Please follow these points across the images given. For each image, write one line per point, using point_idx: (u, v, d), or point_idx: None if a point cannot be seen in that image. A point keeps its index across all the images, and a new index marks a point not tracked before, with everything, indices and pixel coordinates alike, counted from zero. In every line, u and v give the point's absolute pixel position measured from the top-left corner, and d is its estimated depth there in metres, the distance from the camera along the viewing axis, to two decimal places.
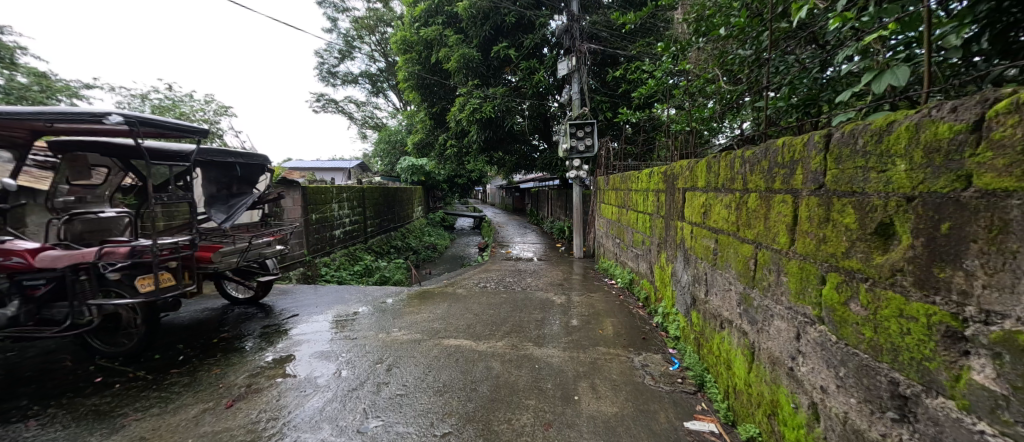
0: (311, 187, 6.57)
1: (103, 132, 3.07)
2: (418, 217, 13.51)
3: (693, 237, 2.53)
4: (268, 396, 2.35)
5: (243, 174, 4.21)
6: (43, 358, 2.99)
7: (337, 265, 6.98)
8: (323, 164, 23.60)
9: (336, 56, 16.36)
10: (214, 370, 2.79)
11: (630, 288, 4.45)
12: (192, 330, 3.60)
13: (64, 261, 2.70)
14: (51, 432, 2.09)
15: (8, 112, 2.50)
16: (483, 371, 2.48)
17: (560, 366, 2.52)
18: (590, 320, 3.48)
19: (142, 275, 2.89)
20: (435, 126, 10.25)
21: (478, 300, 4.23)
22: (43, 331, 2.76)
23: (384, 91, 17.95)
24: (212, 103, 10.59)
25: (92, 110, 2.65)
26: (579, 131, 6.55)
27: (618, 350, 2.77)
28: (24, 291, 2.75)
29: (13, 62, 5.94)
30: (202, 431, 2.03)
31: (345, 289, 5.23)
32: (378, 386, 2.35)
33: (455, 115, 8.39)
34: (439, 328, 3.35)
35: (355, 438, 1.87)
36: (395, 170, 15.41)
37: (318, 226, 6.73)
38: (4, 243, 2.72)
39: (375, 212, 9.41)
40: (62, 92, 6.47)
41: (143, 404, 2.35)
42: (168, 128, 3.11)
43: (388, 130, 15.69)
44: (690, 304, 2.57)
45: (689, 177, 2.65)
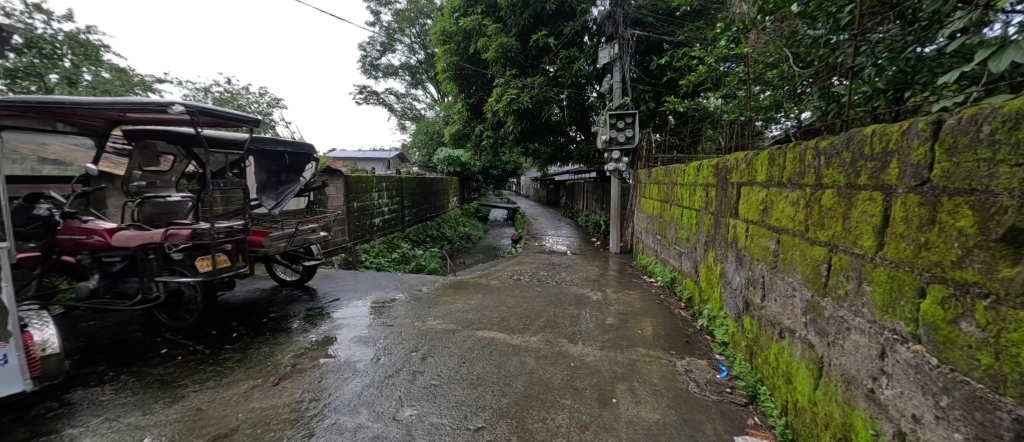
0: (353, 177, 6.79)
1: (168, 121, 3.27)
2: (453, 208, 13.71)
3: (748, 236, 2.34)
4: (311, 377, 2.44)
5: (291, 162, 4.45)
6: (117, 329, 3.28)
7: (376, 252, 7.21)
8: (365, 155, 24.46)
9: (379, 49, 16.82)
10: (262, 348, 2.93)
11: (671, 287, 4.24)
12: (244, 309, 3.83)
13: (135, 241, 2.94)
14: (122, 397, 2.27)
15: (88, 102, 2.69)
16: (517, 366, 2.43)
17: (596, 366, 2.43)
18: (627, 319, 3.34)
19: (202, 256, 3.09)
20: (471, 119, 10.23)
21: (512, 293, 4.20)
22: (118, 304, 3.05)
23: (423, 83, 18.17)
24: (266, 95, 11.30)
25: (157, 100, 2.80)
26: (620, 122, 6.29)
27: (658, 352, 2.62)
28: (103, 267, 3.09)
29: (99, 59, 6.06)
30: (251, 406, 2.13)
31: (383, 276, 5.36)
32: (413, 375, 2.37)
33: (493, 106, 8.34)
34: (473, 319, 3.34)
35: (391, 425, 1.88)
36: (433, 161, 15.72)
37: (358, 214, 6.96)
38: (86, 223, 3.00)
39: (412, 202, 9.63)
40: (136, 87, 7.09)
41: (200, 377, 2.50)
42: (224, 118, 3.26)
43: (426, 122, 15.90)
44: (742, 308, 2.40)
45: (746, 169, 2.43)
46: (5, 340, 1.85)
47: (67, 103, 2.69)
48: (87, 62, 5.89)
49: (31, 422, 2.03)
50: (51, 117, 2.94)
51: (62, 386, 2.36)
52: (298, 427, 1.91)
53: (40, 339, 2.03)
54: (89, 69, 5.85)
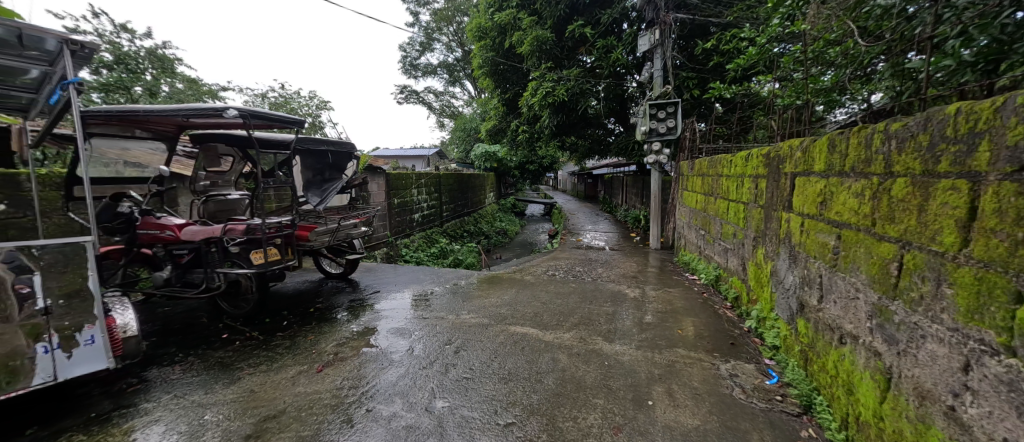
0: (393, 174, 7.01)
1: (226, 125, 3.53)
2: (490, 204, 13.83)
3: (803, 231, 2.14)
4: (352, 365, 2.55)
5: (333, 161, 4.66)
6: (185, 315, 3.60)
7: (415, 247, 7.42)
8: (406, 153, 25.21)
9: (418, 49, 17.22)
10: (308, 336, 3.10)
11: (715, 285, 4.01)
12: (294, 299, 4.07)
13: (200, 235, 3.21)
14: (187, 376, 2.48)
15: (157, 110, 2.95)
16: (549, 363, 2.39)
17: (633, 366, 2.34)
18: (667, 317, 3.20)
19: (256, 250, 3.30)
20: (506, 114, 10.22)
21: (546, 288, 4.16)
22: (186, 292, 3.34)
23: (460, 80, 18.37)
24: (315, 98, 11.96)
25: (215, 106, 3.01)
26: (661, 112, 6.02)
27: (700, 354, 2.48)
28: (174, 258, 3.39)
29: (172, 70, 6.69)
30: (297, 391, 2.26)
31: (421, 270, 5.50)
32: (446, 367, 2.40)
33: (528, 100, 8.26)
34: (506, 314, 3.34)
35: (424, 416, 1.91)
36: (470, 157, 15.93)
37: (398, 210, 7.19)
38: (160, 219, 3.34)
39: (450, 198, 9.82)
40: (202, 95, 7.75)
41: (254, 361, 2.69)
42: (273, 120, 3.46)
43: (463, 118, 16.10)
44: (796, 310, 2.21)
45: (801, 158, 2.22)
46: (92, 322, 1.97)
47: (141, 111, 2.96)
48: (162, 74, 6.53)
49: (115, 395, 2.24)
50: (130, 124, 3.28)
51: (141, 364, 2.60)
52: (338, 412, 2.00)
53: (122, 323, 2.24)
54: (164, 80, 6.48)
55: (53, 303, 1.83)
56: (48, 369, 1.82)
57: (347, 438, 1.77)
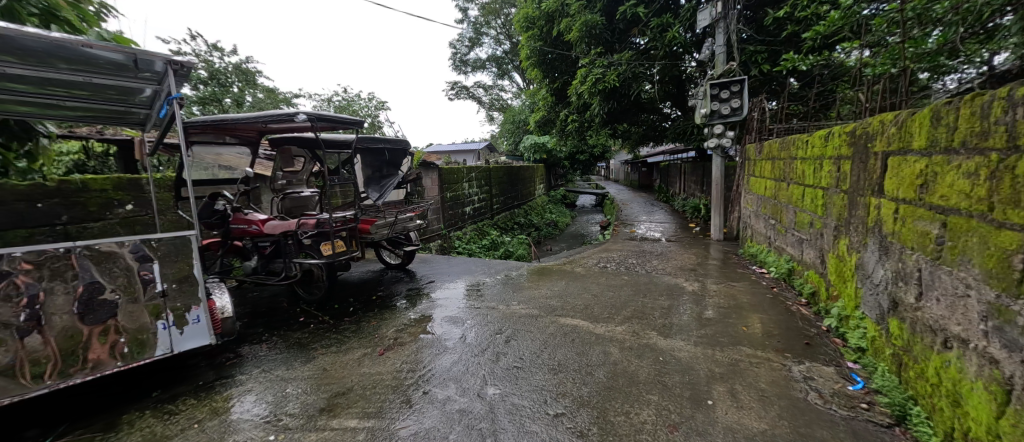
0: (445, 168, 7.22)
1: (297, 128, 3.83)
2: (540, 196, 13.80)
3: (898, 219, 1.87)
4: (410, 350, 2.69)
5: (390, 157, 4.88)
6: (267, 300, 4.02)
7: (467, 239, 7.62)
8: (458, 147, 25.88)
9: (467, 44, 17.48)
10: (371, 322, 3.32)
11: (787, 279, 3.67)
12: (358, 287, 4.38)
13: (279, 229, 3.55)
14: (271, 353, 2.76)
15: (239, 118, 3.26)
16: (600, 356, 2.34)
17: (691, 363, 2.22)
18: (730, 313, 2.99)
19: (325, 242, 3.58)
20: (555, 104, 9.96)
21: (598, 280, 4.07)
22: (269, 279, 3.71)
23: (509, 73, 18.36)
24: (373, 99, 12.66)
25: (286, 111, 3.27)
26: (724, 92, 5.57)
27: (768, 353, 2.29)
28: (259, 250, 3.78)
29: (251, 81, 7.41)
30: (363, 371, 2.43)
31: (473, 261, 5.65)
32: (497, 356, 2.44)
33: (577, 88, 8.04)
34: (556, 305, 3.33)
35: (476, 401, 1.97)
36: (519, 150, 15.96)
37: (451, 203, 7.41)
38: (248, 215, 3.75)
39: (500, 190, 9.93)
40: (276, 102, 8.52)
41: (325, 343, 2.93)
42: (336, 122, 3.69)
43: (512, 111, 16.13)
44: (888, 308, 1.95)
45: (895, 134, 1.94)
46: (198, 304, 2.18)
47: (226, 119, 3.30)
48: (243, 85, 7.26)
49: (218, 366, 2.54)
50: (220, 132, 3.68)
51: (235, 341, 2.94)
52: (398, 393, 2.12)
53: (221, 305, 2.56)
54: (245, 90, 7.19)
55: (168, 286, 2.07)
56: (165, 342, 2.06)
57: (406, 417, 1.87)
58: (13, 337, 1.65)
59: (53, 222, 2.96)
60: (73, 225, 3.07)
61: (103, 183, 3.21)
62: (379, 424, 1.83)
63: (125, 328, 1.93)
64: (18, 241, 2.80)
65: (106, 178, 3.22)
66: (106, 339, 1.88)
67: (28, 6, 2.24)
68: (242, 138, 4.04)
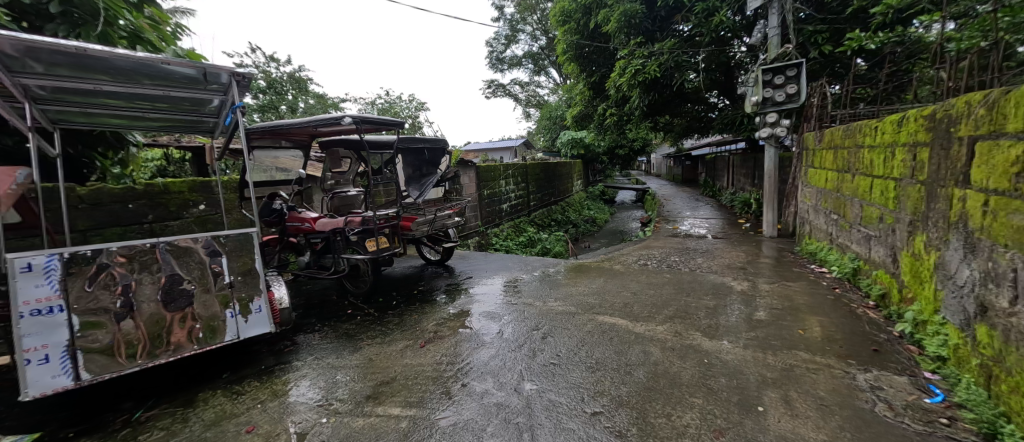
0: (482, 166, 7.31)
1: (344, 131, 4.03)
2: (577, 192, 13.62)
3: (988, 212, 1.67)
4: (449, 343, 2.76)
5: (430, 156, 5.01)
6: (319, 293, 4.28)
7: (505, 236, 7.68)
8: (495, 145, 26.07)
9: (503, 42, 17.55)
10: (413, 315, 3.44)
11: (852, 279, 3.38)
12: (400, 282, 4.55)
13: (329, 226, 3.78)
14: (323, 342, 2.94)
15: (292, 123, 3.48)
16: (640, 355, 2.29)
17: (739, 366, 2.10)
18: (784, 315, 2.80)
19: (370, 239, 3.76)
20: (593, 97, 9.73)
21: (638, 278, 3.96)
22: (320, 273, 3.95)
23: (545, 68, 18.22)
24: (413, 101, 13.06)
25: (333, 115, 3.45)
26: (778, 77, 5.21)
27: (828, 359, 2.12)
28: (311, 246, 4.04)
29: (302, 87, 7.89)
30: (405, 362, 2.53)
31: (510, 258, 5.68)
32: (534, 352, 2.45)
33: (616, 81, 7.82)
34: (594, 303, 3.28)
35: (513, 396, 1.99)
36: (556, 146, 15.82)
37: (488, 201, 7.50)
38: (302, 213, 4.02)
39: (537, 187, 9.91)
40: (325, 106, 9.01)
41: (371, 334, 3.08)
42: (379, 124, 3.84)
43: (549, 106, 16.01)
44: (977, 314, 1.75)
45: (985, 117, 1.73)
46: (260, 295, 2.36)
47: (281, 124, 3.53)
48: (296, 91, 7.75)
49: (276, 352, 2.75)
50: (275, 137, 3.94)
51: (292, 330, 3.16)
52: (438, 384, 2.18)
53: (279, 297, 2.76)
54: (297, 96, 7.67)
55: (235, 278, 2.25)
56: (233, 329, 2.25)
57: (445, 408, 1.93)
58: (112, 321, 1.87)
59: (141, 221, 3.32)
60: (157, 223, 3.43)
61: (181, 185, 3.56)
62: (420, 413, 1.90)
63: (199, 315, 2.13)
64: (114, 237, 3.17)
65: (183, 181, 3.57)
66: (185, 325, 2.09)
67: (119, 31, 2.74)
68: (295, 141, 4.31)
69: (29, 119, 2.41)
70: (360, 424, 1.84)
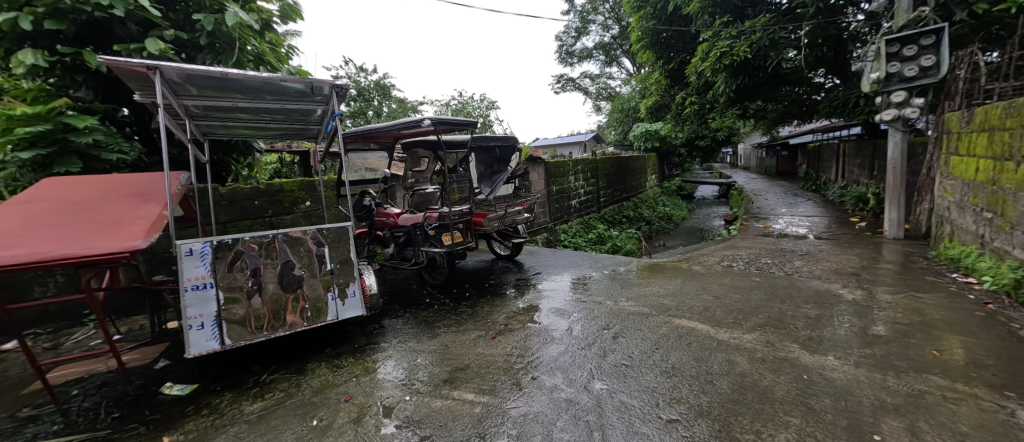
0: (552, 162, 7.30)
1: (423, 132, 4.31)
2: (651, 187, 12.96)
3: None
4: (519, 336, 2.84)
5: (501, 154, 5.15)
6: (402, 282, 4.66)
7: (574, 232, 7.61)
8: (564, 140, 25.80)
9: (574, 35, 17.24)
10: (485, 307, 3.60)
11: (1013, 293, 2.76)
12: (473, 275, 4.76)
13: (410, 221, 4.11)
14: (404, 327, 3.21)
15: (380, 127, 3.81)
16: (723, 364, 2.13)
17: (848, 386, 1.86)
18: (908, 331, 2.40)
19: (446, 233, 4.00)
20: (672, 86, 9.06)
21: (720, 280, 3.68)
22: (402, 264, 4.29)
23: (617, 59, 17.54)
24: (484, 100, 13.47)
25: (414, 118, 3.71)
26: (908, 48, 4.42)
27: (972, 389, 1.78)
28: (395, 238, 4.41)
29: (385, 92, 8.56)
30: (478, 351, 2.66)
31: (580, 255, 5.62)
32: (604, 351, 2.42)
33: (698, 66, 7.24)
34: (671, 305, 3.12)
35: (582, 393, 1.99)
36: (628, 139, 15.18)
37: (557, 197, 7.48)
38: (387, 209, 4.43)
39: (607, 182, 9.63)
40: (406, 109, 9.67)
41: (447, 322, 3.28)
42: (455, 125, 4.03)
43: (621, 98, 15.39)
44: None
45: None
46: (354, 281, 2.65)
47: (370, 128, 3.89)
48: (381, 96, 8.43)
49: (367, 333, 3.07)
50: (365, 140, 4.35)
51: (380, 315, 3.49)
52: (509, 375, 2.26)
53: (369, 284, 3.07)
54: (381, 101, 8.35)
55: (335, 266, 2.56)
56: (334, 310, 2.55)
57: (516, 399, 1.99)
58: (245, 298, 2.25)
59: (263, 215, 3.92)
60: (275, 217, 4.02)
61: (292, 185, 4.12)
62: (493, 401, 1.99)
63: (308, 297, 2.46)
64: (244, 229, 3.79)
65: (294, 181, 4.11)
66: (297, 305, 2.42)
67: (247, 55, 3.26)
68: (382, 143, 4.72)
69: (188, 133, 2.98)
70: (439, 405, 1.99)
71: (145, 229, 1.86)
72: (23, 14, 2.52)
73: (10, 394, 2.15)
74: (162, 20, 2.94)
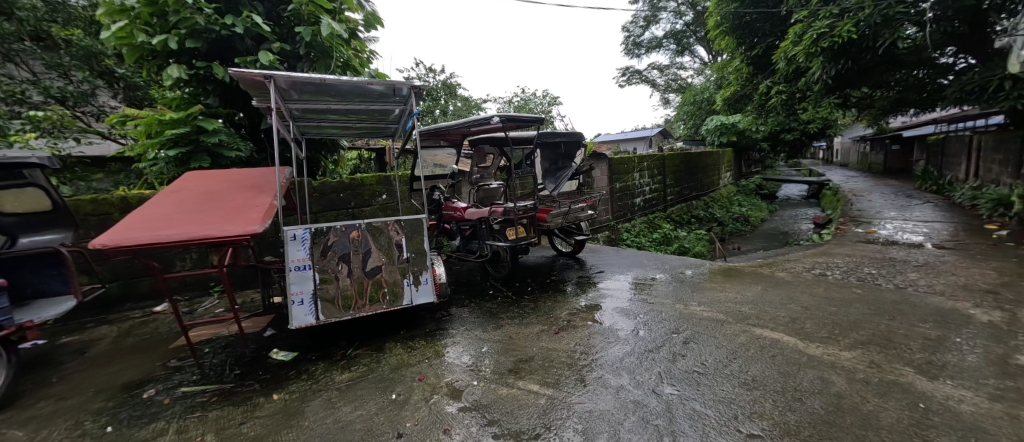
0: (616, 158, 7.08)
1: (491, 129, 4.42)
2: (725, 186, 12.00)
3: None
4: (582, 333, 2.82)
5: (566, 150, 5.11)
6: (467, 274, 4.84)
7: (638, 232, 7.32)
8: (628, 135, 24.82)
9: (642, 24, 16.46)
10: (547, 302, 3.62)
11: None
12: (535, 270, 4.80)
13: (477, 215, 4.25)
14: (470, 316, 3.34)
15: (451, 124, 3.98)
16: (816, 382, 1.93)
17: (980, 421, 1.59)
18: None
19: (511, 228, 4.08)
20: (755, 73, 8.27)
21: (809, 289, 3.32)
22: (468, 256, 4.45)
23: (690, 47, 16.42)
24: (546, 96, 13.41)
25: (484, 115, 3.82)
26: None
27: None
28: (461, 231, 4.58)
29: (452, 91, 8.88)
30: (541, 345, 2.68)
31: (645, 255, 5.41)
32: (674, 356, 2.31)
33: (786, 52, 6.54)
34: (750, 312, 2.89)
35: (651, 397, 1.92)
36: (700, 133, 14.20)
37: (621, 194, 7.25)
38: (455, 203, 4.62)
39: (675, 180, 9.11)
40: (471, 107, 9.94)
41: (511, 315, 3.35)
42: (523, 121, 4.08)
43: (693, 90, 14.41)
44: None
45: None
46: (427, 269, 2.81)
47: (443, 126, 4.09)
48: (447, 95, 8.77)
49: (436, 319, 3.24)
50: (436, 137, 4.57)
51: (447, 303, 3.67)
52: (573, 371, 2.25)
53: (438, 273, 3.24)
54: (448, 99, 8.68)
55: (411, 255, 2.74)
56: (409, 296, 2.73)
57: (580, 395, 1.98)
58: (335, 279, 2.49)
59: (347, 206, 4.31)
60: (357, 209, 4.40)
61: (372, 179, 4.46)
62: (557, 394, 2.00)
63: (387, 282, 2.67)
64: (331, 219, 4.19)
65: (373, 175, 4.46)
66: (378, 288, 2.64)
67: (338, 62, 3.59)
68: (452, 140, 4.92)
69: (289, 132, 3.36)
70: (504, 393, 2.04)
71: (261, 216, 2.14)
72: (172, 35, 3.00)
73: (161, 346, 2.62)
74: (270, 34, 3.36)
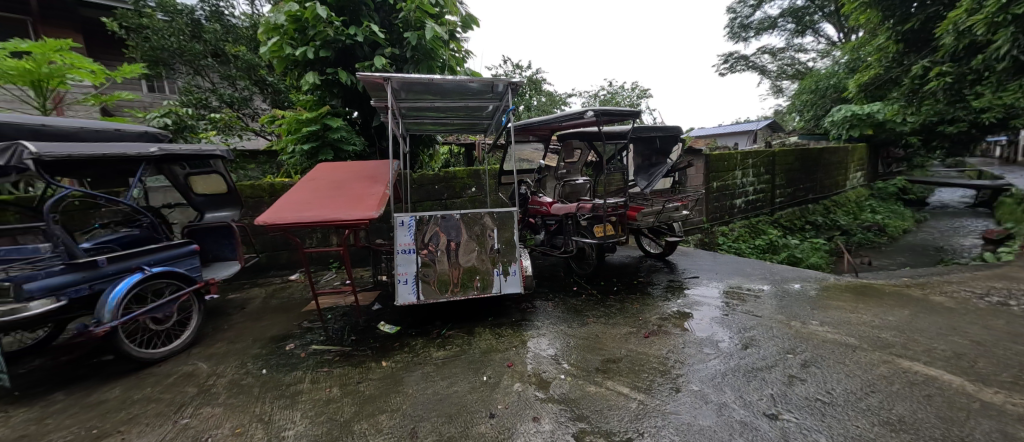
0: (716, 155, 6.45)
1: (582, 124, 4.35)
2: (852, 188, 10.19)
3: None
4: (676, 341, 2.64)
5: (661, 145, 4.81)
6: (549, 268, 4.85)
7: (737, 236, 6.61)
8: (728, 129, 22.45)
9: (752, 3, 14.66)
10: (634, 304, 3.46)
11: None
12: (620, 270, 4.63)
13: (563, 211, 4.23)
14: (554, 310, 3.35)
15: (543, 120, 4.02)
16: (992, 436, 1.54)
17: None
18: None
19: (599, 225, 3.98)
20: (906, 52, 6.83)
21: (974, 319, 2.68)
22: (552, 251, 4.46)
23: (814, 26, 14.18)
24: (636, 88, 12.73)
25: (578, 110, 3.77)
26: None
27: None
28: (546, 226, 4.60)
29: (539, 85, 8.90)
30: (630, 347, 2.58)
31: (746, 262, 4.87)
32: (790, 378, 2.04)
33: (953, 24, 5.29)
34: (890, 339, 2.43)
35: (762, 420, 1.73)
36: (821, 126, 12.23)
37: (718, 194, 6.60)
38: (541, 198, 4.65)
39: (787, 179, 8.00)
40: (556, 102, 9.89)
41: (596, 313, 3.27)
42: (617, 116, 3.94)
43: (815, 76, 12.45)
44: None
45: None
46: (517, 260, 2.88)
47: (535, 122, 4.15)
48: (534, 90, 8.82)
49: (521, 310, 3.31)
50: (527, 132, 4.65)
51: (531, 296, 3.72)
52: (666, 379, 2.13)
53: (525, 266, 3.30)
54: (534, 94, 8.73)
55: (502, 246, 2.83)
56: (499, 284, 2.84)
57: (676, 405, 1.86)
58: (435, 264, 2.70)
59: (440, 197, 4.63)
60: (450, 200, 4.69)
61: (463, 172, 4.75)
62: (650, 401, 1.91)
63: (480, 270, 2.80)
64: (428, 208, 4.54)
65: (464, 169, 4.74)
66: (471, 275, 2.78)
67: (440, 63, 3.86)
68: (540, 135, 4.96)
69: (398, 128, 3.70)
70: (593, 391, 2.01)
71: (377, 203, 2.39)
72: (310, 47, 3.52)
73: (296, 309, 3.11)
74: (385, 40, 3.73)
